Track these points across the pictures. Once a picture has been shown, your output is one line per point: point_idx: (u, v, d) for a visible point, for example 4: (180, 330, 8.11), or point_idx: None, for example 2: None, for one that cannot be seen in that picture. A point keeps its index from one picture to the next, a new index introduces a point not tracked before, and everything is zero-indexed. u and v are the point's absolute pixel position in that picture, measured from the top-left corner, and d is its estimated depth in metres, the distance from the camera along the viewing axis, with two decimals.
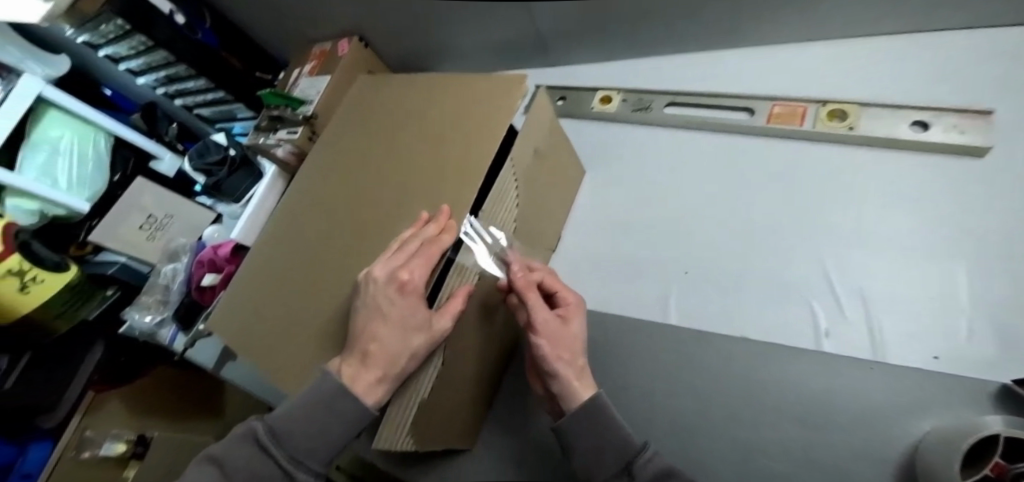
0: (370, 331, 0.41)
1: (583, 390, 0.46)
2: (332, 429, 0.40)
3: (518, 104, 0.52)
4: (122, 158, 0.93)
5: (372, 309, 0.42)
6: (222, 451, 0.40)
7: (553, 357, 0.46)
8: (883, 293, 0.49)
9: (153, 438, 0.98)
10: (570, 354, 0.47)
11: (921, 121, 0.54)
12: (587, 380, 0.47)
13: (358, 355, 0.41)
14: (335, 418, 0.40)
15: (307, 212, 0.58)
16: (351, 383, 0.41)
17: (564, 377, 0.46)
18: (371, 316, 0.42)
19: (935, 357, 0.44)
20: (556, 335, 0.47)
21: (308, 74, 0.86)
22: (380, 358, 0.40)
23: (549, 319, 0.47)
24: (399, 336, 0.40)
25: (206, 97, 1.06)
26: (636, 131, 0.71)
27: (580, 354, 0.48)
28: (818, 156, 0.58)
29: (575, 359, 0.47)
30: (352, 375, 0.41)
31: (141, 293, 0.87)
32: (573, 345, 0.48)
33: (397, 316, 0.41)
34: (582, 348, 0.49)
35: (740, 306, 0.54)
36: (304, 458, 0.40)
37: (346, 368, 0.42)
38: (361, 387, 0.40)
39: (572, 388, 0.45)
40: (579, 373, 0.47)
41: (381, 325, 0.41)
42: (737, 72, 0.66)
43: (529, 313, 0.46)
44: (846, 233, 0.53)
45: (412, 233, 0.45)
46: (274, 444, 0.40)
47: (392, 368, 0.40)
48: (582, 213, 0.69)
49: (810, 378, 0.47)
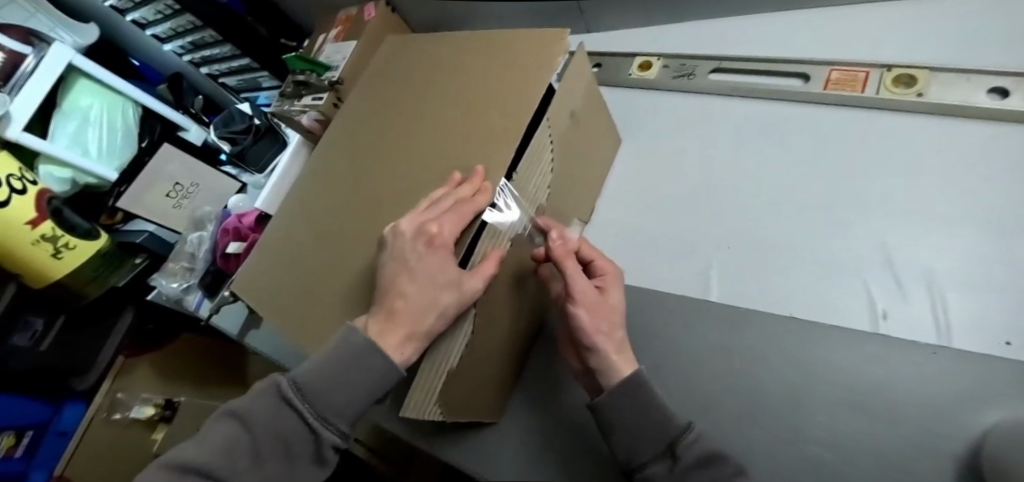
0: (399, 289, 0.39)
1: (624, 366, 0.44)
2: (359, 389, 0.39)
3: (553, 62, 0.49)
4: (150, 127, 0.89)
5: (402, 265, 0.40)
6: (245, 406, 0.39)
7: (592, 330, 0.45)
8: (950, 273, 0.45)
9: (180, 403, 1.01)
10: (608, 326, 0.45)
11: (1001, 88, 0.48)
12: (627, 355, 0.45)
13: (384, 312, 0.40)
14: (365, 377, 0.39)
15: (333, 176, 0.57)
16: (379, 340, 0.39)
17: (603, 351, 0.44)
18: (397, 270, 0.40)
19: (1006, 343, 0.40)
20: (595, 307, 0.45)
21: (334, 39, 0.84)
22: (408, 312, 0.39)
23: (588, 289, 0.45)
24: (428, 292, 0.39)
25: (231, 66, 1.05)
26: (677, 97, 0.68)
27: (619, 327, 0.46)
28: (879, 128, 0.54)
29: (615, 333, 0.45)
30: (380, 331, 0.39)
31: (168, 260, 0.88)
32: (612, 318, 0.46)
33: (428, 272, 0.39)
34: (621, 321, 0.47)
35: (787, 284, 0.51)
36: (331, 416, 0.39)
37: (373, 325, 0.40)
38: (390, 344, 0.39)
39: (613, 364, 0.44)
40: (618, 347, 0.45)
41: (409, 281, 0.39)
42: (790, 37, 0.62)
43: (567, 282, 0.44)
44: (908, 212, 0.49)
45: (444, 193, 0.43)
46: (300, 400, 0.38)
47: (418, 324, 0.38)
48: (618, 185, 0.66)
49: (867, 360, 0.44)
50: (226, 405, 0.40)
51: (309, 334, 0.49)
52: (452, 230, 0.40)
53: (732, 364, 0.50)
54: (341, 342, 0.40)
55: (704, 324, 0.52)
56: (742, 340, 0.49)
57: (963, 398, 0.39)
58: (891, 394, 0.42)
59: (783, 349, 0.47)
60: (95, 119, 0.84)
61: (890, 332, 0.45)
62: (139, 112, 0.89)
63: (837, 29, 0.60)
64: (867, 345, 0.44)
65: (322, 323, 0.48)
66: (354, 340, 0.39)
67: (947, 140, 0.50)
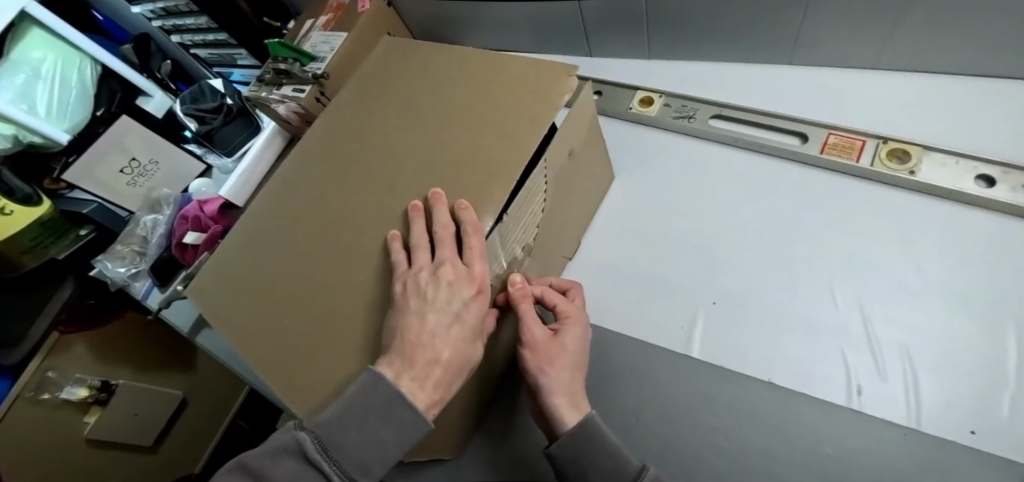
0: (440, 336, 0.36)
1: (569, 415, 0.43)
2: (389, 441, 0.34)
3: (561, 99, 0.46)
4: (110, 90, 0.80)
5: (446, 312, 0.36)
6: (260, 464, 0.33)
7: (540, 372, 0.44)
8: (927, 353, 0.45)
9: (118, 386, 0.94)
10: (558, 372, 0.44)
11: (987, 176, 0.50)
12: (575, 401, 0.44)
13: (423, 367, 0.34)
14: (391, 432, 0.34)
15: (310, 183, 0.51)
16: (414, 396, 0.34)
17: (547, 393, 0.44)
18: (442, 321, 0.36)
19: (972, 432, 0.41)
20: (543, 351, 0.45)
21: (322, 28, 0.76)
22: (445, 373, 0.35)
23: (537, 332, 0.45)
24: (468, 342, 0.37)
25: (206, 38, 0.89)
26: (674, 137, 0.66)
27: (570, 370, 0.45)
28: (871, 195, 0.54)
29: (561, 376, 0.44)
30: (416, 386, 0.34)
31: (114, 243, 0.80)
32: (564, 363, 0.45)
33: (470, 321, 0.37)
34: (577, 367, 0.46)
35: (775, 346, 0.49)
36: (359, 475, 0.33)
37: (409, 380, 0.34)
38: (426, 400, 0.34)
39: (557, 410, 0.43)
40: (567, 395, 0.44)
41: (455, 331, 0.36)
42: (792, 93, 0.62)
43: (519, 324, 0.45)
44: (893, 283, 0.49)
45: (473, 225, 0.40)
46: (327, 462, 0.32)
47: (454, 380, 0.36)
48: (605, 221, 0.64)
49: (851, 433, 0.43)
50: (242, 459, 0.34)
51: (279, 364, 0.43)
52: (483, 267, 0.39)
53: (707, 422, 0.48)
54: (367, 386, 0.34)
55: (679, 373, 0.50)
56: (728, 395, 0.48)
57: (928, 468, 0.40)
58: (864, 460, 0.42)
59: (752, 413, 0.47)
60: (47, 75, 0.72)
61: (863, 408, 0.44)
62: (98, 72, 0.78)
63: (842, 91, 0.60)
64: (836, 413, 0.44)
65: (295, 354, 0.43)
66: (383, 388, 0.34)
67: (929, 218, 0.51)
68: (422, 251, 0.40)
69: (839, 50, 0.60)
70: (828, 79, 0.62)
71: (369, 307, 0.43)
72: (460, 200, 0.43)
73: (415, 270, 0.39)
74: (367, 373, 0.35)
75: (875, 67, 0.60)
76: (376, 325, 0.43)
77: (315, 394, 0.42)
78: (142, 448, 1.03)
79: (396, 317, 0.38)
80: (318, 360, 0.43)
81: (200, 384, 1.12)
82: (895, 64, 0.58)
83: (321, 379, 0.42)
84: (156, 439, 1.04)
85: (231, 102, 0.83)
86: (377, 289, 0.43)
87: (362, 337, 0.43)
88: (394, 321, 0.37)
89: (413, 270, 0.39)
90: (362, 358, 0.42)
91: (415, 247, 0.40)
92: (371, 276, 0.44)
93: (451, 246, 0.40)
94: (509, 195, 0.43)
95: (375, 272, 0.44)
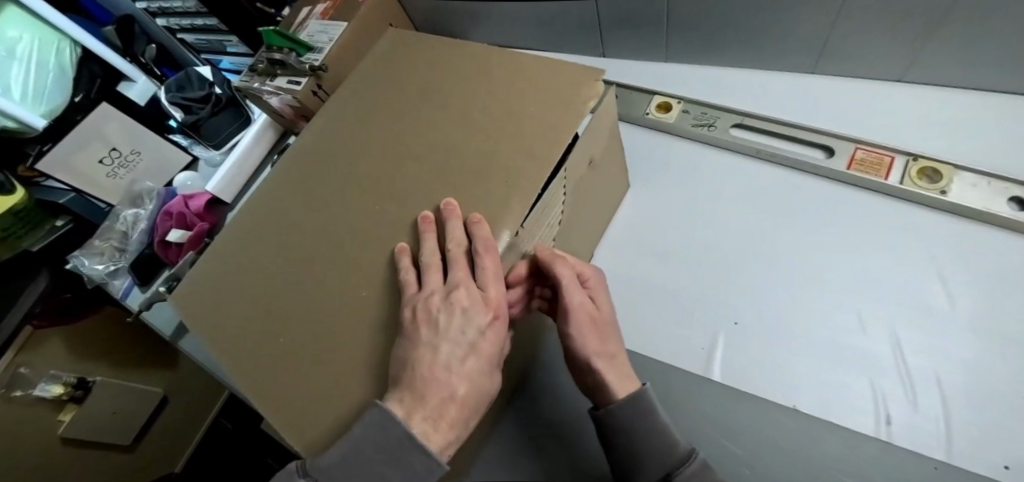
0: (454, 368, 0.33)
1: (622, 389, 0.40)
2: None
3: (585, 105, 0.44)
4: (91, 73, 0.73)
5: (460, 343, 0.34)
6: None
7: (584, 347, 0.41)
8: (961, 382, 0.43)
9: (95, 383, 0.86)
10: (604, 347, 0.41)
11: (1019, 198, 0.49)
12: (625, 373, 0.41)
13: (436, 406, 0.32)
14: (402, 475, 0.31)
15: (306, 183, 0.47)
16: (426, 438, 0.31)
17: (599, 370, 0.41)
18: (458, 352, 0.34)
19: (1006, 467, 0.39)
20: (588, 322, 0.42)
21: (320, 16, 0.71)
22: (461, 411, 0.33)
23: (582, 303, 0.41)
24: (484, 375, 0.34)
25: (194, 23, 0.79)
26: (692, 146, 0.64)
27: (611, 340, 0.43)
28: (897, 214, 0.53)
29: (607, 348, 0.42)
30: (428, 427, 0.31)
31: (91, 237, 0.75)
32: (604, 334, 0.42)
33: (486, 353, 0.35)
34: (614, 333, 0.43)
35: (799, 370, 0.47)
36: None
37: (421, 419, 0.31)
38: (439, 443, 0.31)
39: (608, 385, 0.40)
40: (615, 368, 0.41)
41: (472, 362, 0.34)
42: (816, 104, 0.60)
43: (565, 295, 0.40)
44: (921, 308, 0.47)
45: (486, 245, 0.37)
46: None
47: (469, 417, 0.33)
48: (619, 231, 0.61)
49: (880, 465, 0.41)
50: None
51: (275, 389, 0.40)
52: (499, 290, 0.36)
53: (718, 443, 0.46)
54: (375, 425, 0.31)
55: (695, 395, 0.48)
56: (751, 421, 0.45)
57: None
58: None
59: (759, 437, 0.44)
60: (21, 56, 0.66)
61: (892, 438, 0.42)
62: (78, 55, 0.71)
63: (870, 104, 0.58)
64: (862, 443, 0.42)
65: (293, 379, 0.40)
66: (393, 429, 0.31)
67: (954, 241, 0.50)
68: (433, 271, 0.37)
69: (866, 61, 0.57)
70: (853, 91, 0.60)
71: (375, 327, 0.40)
72: (473, 213, 0.40)
73: (426, 294, 0.36)
74: (375, 411, 0.32)
75: (902, 79, 0.58)
76: (383, 348, 0.39)
77: (316, 423, 0.38)
78: (120, 447, 0.97)
79: (406, 345, 0.35)
80: (317, 387, 0.39)
81: (180, 382, 1.06)
82: (923, 78, 0.56)
83: (319, 407, 0.39)
84: (134, 438, 0.99)
85: (220, 92, 0.78)
86: (384, 308, 0.40)
87: (368, 361, 0.39)
88: (404, 350, 0.34)
89: (423, 293, 0.36)
90: (365, 385, 0.38)
91: (426, 268, 0.37)
92: (376, 292, 0.41)
93: (464, 267, 0.37)
94: (529, 207, 0.40)
95: (381, 290, 0.41)
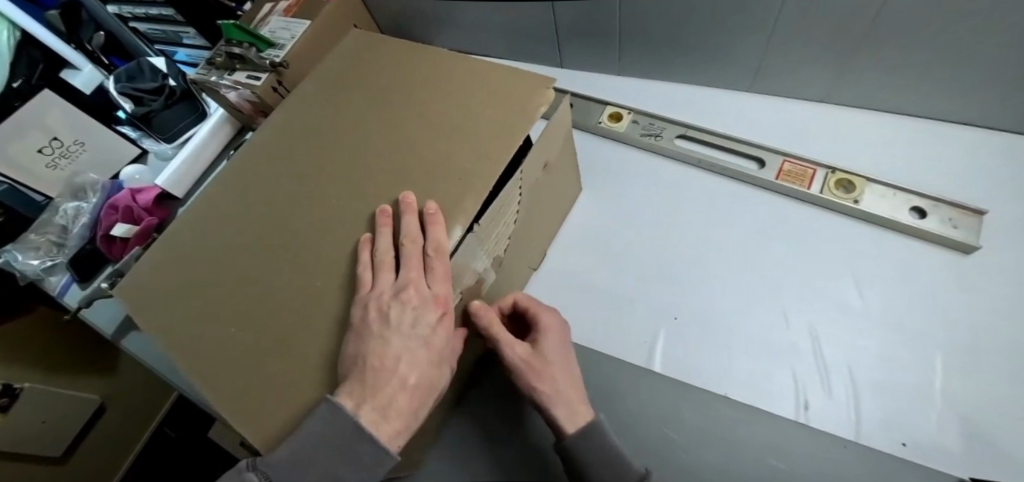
0: (404, 361, 0.34)
1: (572, 424, 0.41)
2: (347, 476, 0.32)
3: (537, 111, 0.47)
4: (29, 61, 0.65)
5: (411, 338, 0.35)
6: None
7: (532, 389, 0.42)
8: (868, 371, 0.48)
9: (23, 390, 0.77)
10: (551, 386, 0.42)
11: (919, 209, 0.56)
12: (578, 408, 0.42)
13: (386, 397, 0.33)
14: (349, 465, 0.32)
15: (264, 179, 0.48)
16: (374, 427, 0.32)
17: (552, 408, 0.41)
18: (407, 348, 0.35)
19: (903, 444, 0.44)
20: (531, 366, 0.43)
21: (283, 12, 0.70)
22: (410, 401, 0.34)
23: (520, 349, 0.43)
24: (434, 368, 0.36)
25: (145, 11, 0.77)
26: (641, 154, 0.68)
27: (562, 376, 0.43)
28: (820, 221, 0.58)
29: (556, 386, 0.42)
30: (376, 417, 0.32)
31: (25, 230, 0.71)
32: (553, 371, 0.43)
33: (435, 349, 0.36)
34: (568, 368, 0.44)
35: (731, 362, 0.51)
36: None
37: (371, 409, 0.32)
38: (387, 433, 0.33)
39: (558, 422, 0.41)
40: (567, 404, 0.41)
41: (421, 356, 0.35)
42: (751, 120, 0.66)
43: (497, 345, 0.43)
44: (837, 305, 0.52)
45: (438, 247, 0.39)
46: None
47: (418, 406, 0.34)
48: (571, 232, 0.64)
49: (800, 448, 0.45)
50: None
51: (227, 387, 0.39)
52: (449, 289, 0.38)
53: (663, 435, 0.48)
54: (324, 418, 0.32)
55: (639, 388, 0.51)
56: (689, 410, 0.49)
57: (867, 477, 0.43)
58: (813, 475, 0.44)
59: (695, 424, 0.48)
60: None
61: (810, 421, 0.46)
62: (15, 38, 0.64)
63: (799, 121, 0.64)
64: (785, 429, 0.46)
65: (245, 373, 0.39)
66: (341, 420, 0.32)
67: (865, 245, 0.56)
68: (386, 270, 0.38)
69: (797, 83, 0.63)
70: (784, 109, 0.65)
71: (328, 322, 0.40)
72: (425, 212, 0.41)
73: (380, 292, 0.37)
74: (324, 405, 0.33)
75: (825, 100, 0.64)
76: (335, 342, 0.39)
77: (264, 416, 0.38)
78: (49, 460, 0.87)
79: (356, 341, 0.35)
80: (269, 381, 0.39)
81: (121, 386, 0.98)
82: (843, 100, 0.63)
83: (271, 399, 0.38)
84: (66, 449, 0.88)
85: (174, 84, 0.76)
86: (338, 303, 0.41)
87: (320, 356, 0.39)
88: (354, 345, 0.35)
89: (374, 292, 0.37)
90: (317, 380, 0.39)
91: (379, 267, 0.38)
92: (331, 286, 0.41)
93: (417, 267, 0.38)
94: (481, 205, 0.43)
95: (335, 286, 0.41)
